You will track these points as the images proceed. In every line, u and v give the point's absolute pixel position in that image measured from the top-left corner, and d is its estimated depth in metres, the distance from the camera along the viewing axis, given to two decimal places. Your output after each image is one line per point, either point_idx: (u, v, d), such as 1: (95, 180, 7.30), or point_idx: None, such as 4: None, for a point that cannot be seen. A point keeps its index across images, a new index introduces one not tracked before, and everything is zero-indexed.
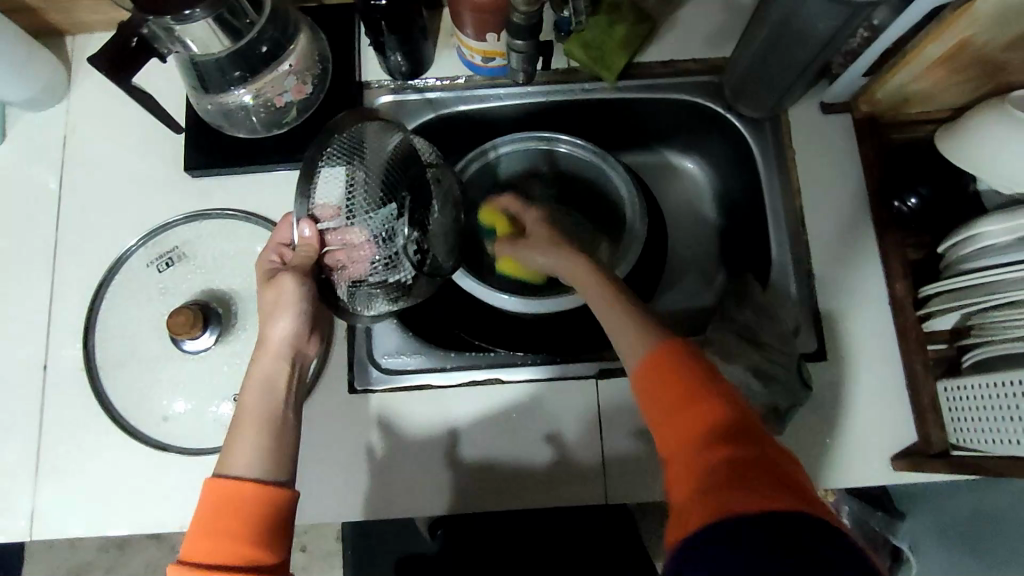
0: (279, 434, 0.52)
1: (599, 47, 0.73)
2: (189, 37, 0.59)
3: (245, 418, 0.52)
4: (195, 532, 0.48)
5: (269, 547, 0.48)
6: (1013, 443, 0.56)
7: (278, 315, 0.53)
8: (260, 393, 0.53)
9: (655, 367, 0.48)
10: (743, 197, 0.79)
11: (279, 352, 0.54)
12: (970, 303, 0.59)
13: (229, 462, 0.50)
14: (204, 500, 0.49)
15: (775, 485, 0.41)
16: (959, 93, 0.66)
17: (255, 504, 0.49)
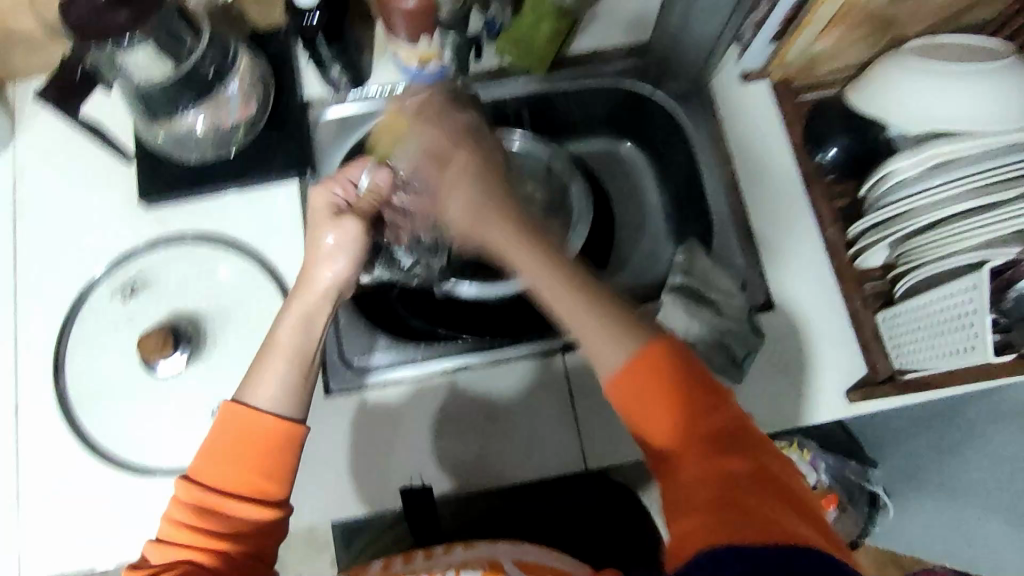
0: (302, 377, 0.55)
1: (525, 44, 0.77)
2: (132, 64, 0.63)
3: (274, 350, 0.56)
4: (208, 452, 0.53)
5: (278, 474, 0.53)
6: (947, 357, 0.61)
7: (333, 255, 0.58)
8: (299, 329, 0.56)
9: (644, 367, 0.50)
10: (681, 168, 0.83)
11: (320, 295, 0.57)
12: (894, 232, 0.64)
13: (252, 392, 0.54)
14: (220, 424, 0.53)
15: (784, 511, 0.45)
16: (858, 48, 0.72)
17: (265, 438, 0.53)
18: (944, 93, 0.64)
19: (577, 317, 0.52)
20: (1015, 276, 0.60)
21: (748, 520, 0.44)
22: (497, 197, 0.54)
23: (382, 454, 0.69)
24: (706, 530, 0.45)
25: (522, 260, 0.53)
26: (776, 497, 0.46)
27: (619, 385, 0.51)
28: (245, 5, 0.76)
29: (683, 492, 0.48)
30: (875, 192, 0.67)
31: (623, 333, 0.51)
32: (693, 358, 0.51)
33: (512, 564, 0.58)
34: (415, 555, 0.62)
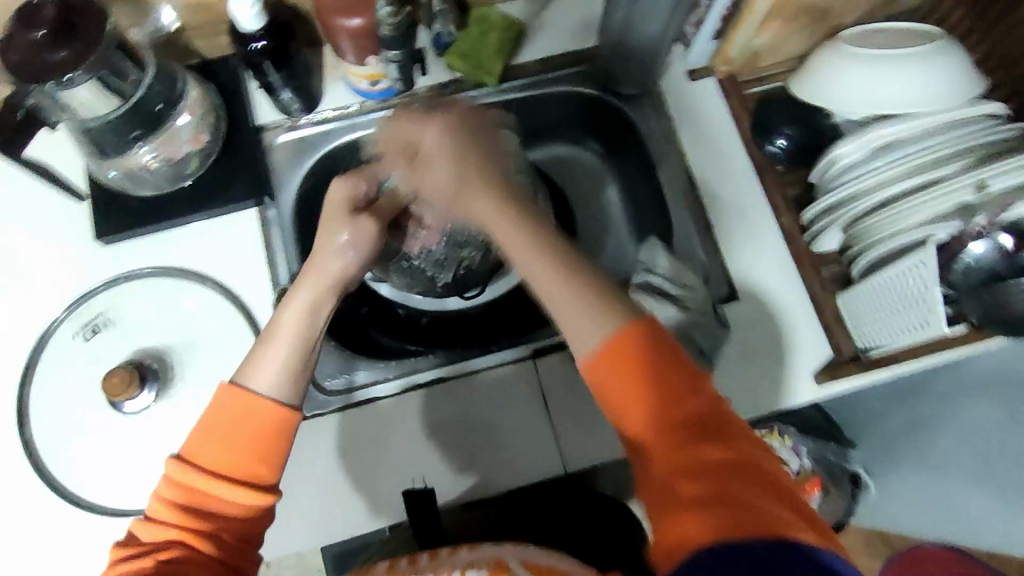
0: (299, 367, 0.55)
1: (473, 57, 0.77)
2: (76, 104, 0.62)
3: (277, 338, 0.55)
4: (207, 434, 0.52)
5: (272, 464, 0.52)
6: (905, 333, 0.62)
7: (341, 252, 0.57)
8: (303, 320, 0.56)
9: (620, 353, 0.49)
10: (638, 167, 0.84)
11: (326, 286, 0.57)
12: (843, 212, 0.66)
13: (252, 377, 0.54)
14: (219, 405, 0.52)
15: (764, 499, 0.45)
16: (798, 39, 0.74)
17: (260, 422, 0.52)
18: (881, 79, 0.65)
19: (542, 277, 0.53)
20: (959, 247, 0.60)
21: (733, 512, 0.44)
22: (466, 171, 0.57)
23: (361, 474, 0.69)
24: (690, 527, 0.45)
25: (504, 231, 0.55)
26: (757, 485, 0.46)
27: (605, 370, 0.50)
28: (190, 36, 0.75)
29: (661, 484, 0.47)
30: (824, 177, 0.69)
31: (606, 312, 0.51)
32: (671, 343, 0.50)
33: (518, 563, 0.58)
34: (419, 558, 0.61)
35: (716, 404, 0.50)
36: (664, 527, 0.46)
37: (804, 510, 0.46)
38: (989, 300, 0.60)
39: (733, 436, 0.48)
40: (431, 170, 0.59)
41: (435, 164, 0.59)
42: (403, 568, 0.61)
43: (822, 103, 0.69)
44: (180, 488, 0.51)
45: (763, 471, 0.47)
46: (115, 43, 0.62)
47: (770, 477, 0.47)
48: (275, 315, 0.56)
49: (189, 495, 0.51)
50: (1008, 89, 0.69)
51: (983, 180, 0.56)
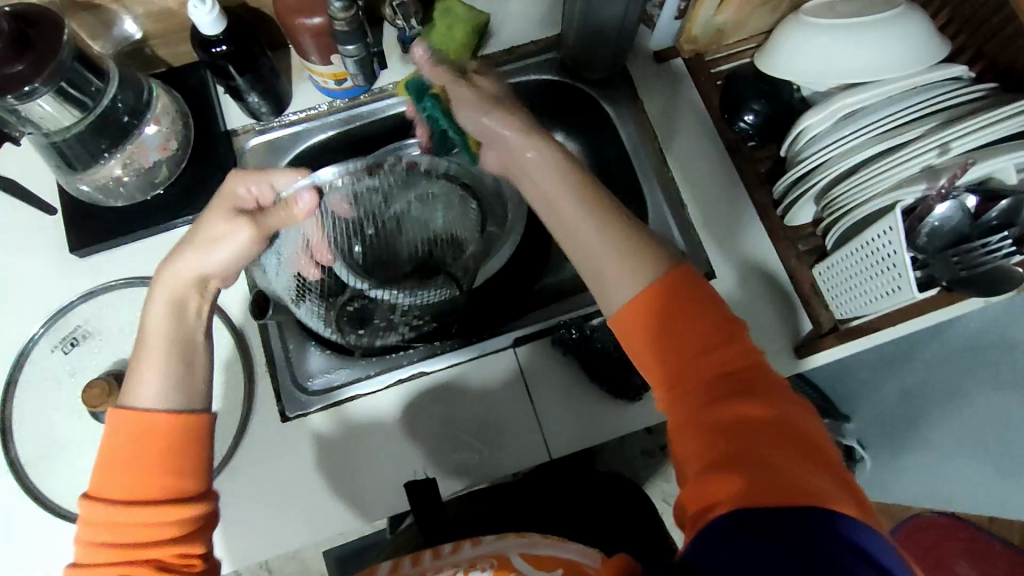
0: (189, 364, 0.54)
1: (440, 48, 0.76)
2: (37, 116, 0.63)
3: (149, 344, 0.54)
4: (108, 466, 0.50)
5: (187, 475, 0.51)
6: (874, 301, 0.63)
7: (223, 245, 0.55)
8: (170, 315, 0.54)
9: (657, 306, 0.51)
10: (610, 152, 0.84)
11: (185, 283, 0.55)
12: (813, 183, 0.65)
13: (138, 392, 0.52)
14: (114, 435, 0.51)
15: (791, 460, 0.44)
16: (762, 16, 0.74)
17: (170, 433, 0.51)
18: (844, 49, 0.65)
19: (573, 227, 0.55)
20: (925, 212, 0.60)
21: (756, 473, 0.44)
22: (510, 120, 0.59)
23: (348, 472, 0.70)
24: (714, 488, 0.44)
25: (545, 156, 0.57)
26: (788, 446, 0.45)
27: (632, 319, 0.51)
28: (153, 44, 0.75)
29: (690, 443, 0.48)
30: (794, 150, 0.69)
31: (643, 264, 0.52)
32: (707, 297, 0.51)
33: (521, 557, 0.58)
34: (422, 555, 0.62)
35: (754, 366, 0.50)
36: (688, 489, 0.46)
37: (835, 473, 0.45)
38: (955, 260, 0.60)
39: (769, 397, 0.48)
40: (464, 109, 0.61)
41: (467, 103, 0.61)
42: (407, 568, 0.61)
43: (788, 76, 0.68)
44: (101, 528, 0.49)
45: (802, 436, 0.46)
46: (73, 55, 0.62)
47: (803, 440, 0.46)
48: (144, 311, 0.55)
49: (119, 532, 0.49)
50: (969, 52, 0.68)
51: (947, 142, 0.56)
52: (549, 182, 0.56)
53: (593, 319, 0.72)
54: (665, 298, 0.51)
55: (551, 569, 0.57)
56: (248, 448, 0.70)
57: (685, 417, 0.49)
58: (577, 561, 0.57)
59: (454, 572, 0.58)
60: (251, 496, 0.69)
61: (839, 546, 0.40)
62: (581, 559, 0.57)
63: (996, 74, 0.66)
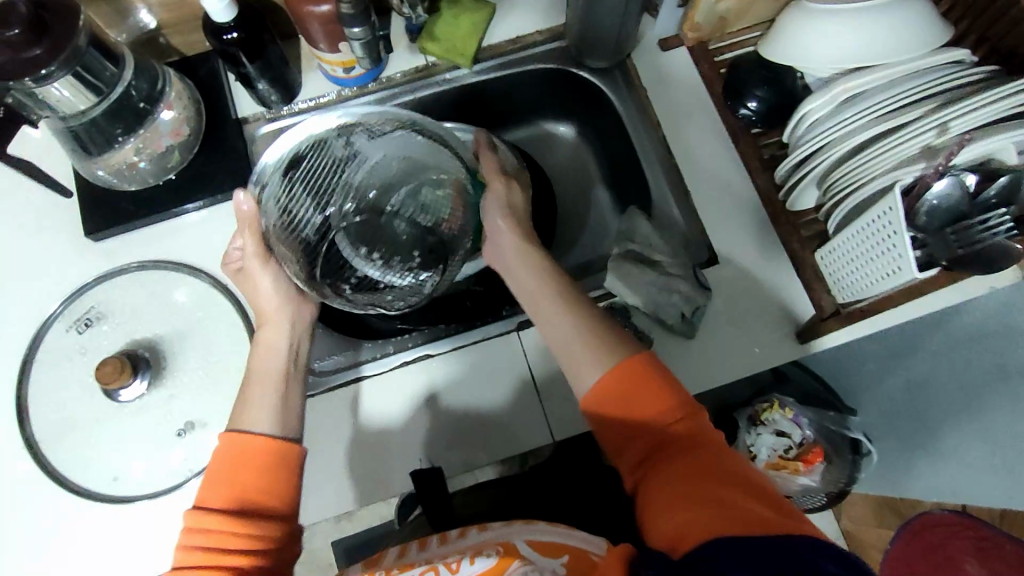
0: (284, 400, 0.62)
1: (446, 39, 0.79)
2: (53, 101, 0.64)
3: (256, 376, 0.63)
4: (216, 480, 0.56)
5: (282, 494, 0.57)
6: (875, 284, 0.63)
7: (260, 273, 0.66)
8: (268, 354, 0.65)
9: (615, 378, 0.57)
10: (614, 139, 0.85)
11: (271, 310, 0.66)
12: (814, 165, 0.66)
13: (244, 421, 0.60)
14: (223, 451, 0.57)
15: (761, 505, 0.48)
16: (764, 4, 0.74)
17: (265, 455, 0.58)
18: (846, 33, 0.65)
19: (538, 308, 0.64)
20: (923, 189, 0.60)
21: (727, 511, 0.47)
22: (511, 225, 0.68)
23: (354, 451, 0.71)
24: (689, 527, 0.47)
25: (527, 275, 0.66)
26: (754, 496, 0.49)
27: (602, 398, 0.57)
28: (168, 33, 0.77)
29: (662, 493, 0.51)
30: (795, 135, 0.70)
31: (599, 347, 0.59)
32: (662, 371, 0.57)
33: (525, 544, 0.59)
34: (430, 541, 0.63)
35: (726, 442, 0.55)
36: (667, 535, 0.48)
37: (801, 518, 0.48)
38: (954, 238, 0.60)
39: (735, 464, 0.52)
40: (489, 207, 0.70)
41: (493, 207, 0.69)
42: (415, 552, 0.62)
43: (784, 61, 0.69)
44: (202, 534, 0.54)
45: (768, 492, 0.50)
46: (88, 40, 0.63)
47: (771, 496, 0.49)
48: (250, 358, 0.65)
49: (217, 539, 0.54)
50: (973, 35, 0.68)
51: (946, 122, 0.56)
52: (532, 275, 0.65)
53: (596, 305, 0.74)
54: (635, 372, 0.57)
55: (555, 555, 0.57)
56: None
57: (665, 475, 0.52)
58: (582, 549, 0.57)
59: (458, 556, 0.59)
60: None
61: (807, 550, 0.40)
62: (588, 548, 0.57)
63: (1000, 58, 0.66)
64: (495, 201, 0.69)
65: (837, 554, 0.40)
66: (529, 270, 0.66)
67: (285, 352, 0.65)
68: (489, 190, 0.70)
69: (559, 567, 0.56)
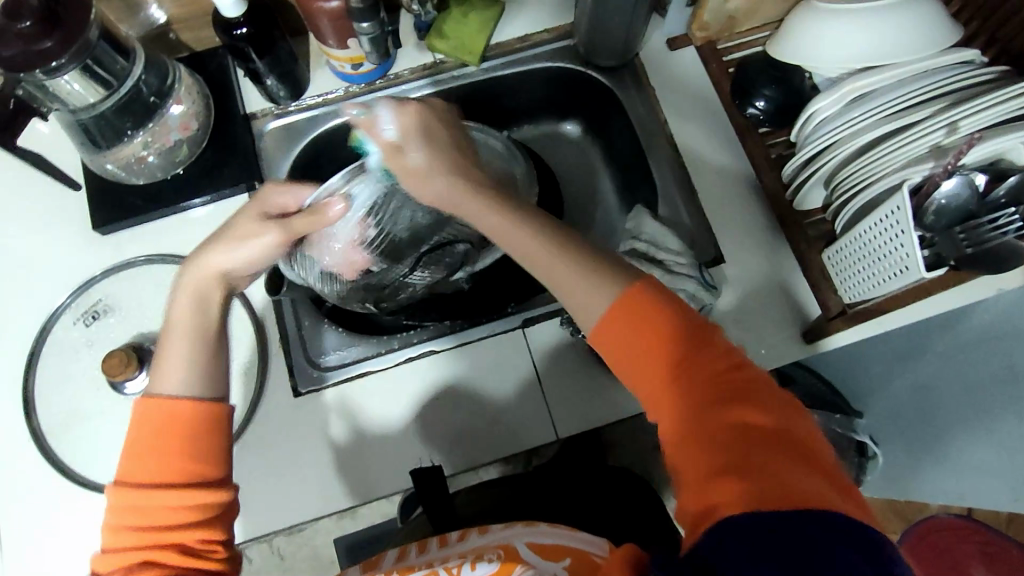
0: (208, 355, 0.57)
1: (455, 37, 0.79)
2: (66, 94, 0.65)
3: (173, 334, 0.57)
4: (134, 452, 0.53)
5: (210, 460, 0.54)
6: (882, 284, 0.62)
7: (233, 243, 0.58)
8: (193, 306, 0.57)
9: (625, 315, 0.51)
10: (622, 139, 0.85)
11: (211, 277, 0.58)
12: (820, 164, 0.66)
13: (161, 383, 0.55)
14: (141, 420, 0.53)
15: (799, 468, 0.44)
16: (773, 4, 0.74)
17: (187, 420, 0.54)
18: (853, 33, 0.65)
19: (554, 275, 0.55)
20: (931, 189, 0.59)
21: (765, 480, 0.44)
22: (453, 184, 0.61)
23: (358, 447, 0.71)
24: (720, 494, 0.44)
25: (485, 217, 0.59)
26: (791, 453, 0.45)
27: (608, 333, 0.52)
28: (177, 29, 0.77)
29: (691, 452, 0.47)
30: (802, 134, 0.70)
31: (600, 274, 0.54)
32: (685, 310, 0.52)
33: (526, 547, 0.59)
34: (430, 543, 0.63)
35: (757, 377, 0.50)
36: (696, 504, 0.45)
37: (839, 479, 0.45)
38: (963, 237, 0.59)
39: (770, 409, 0.48)
40: (421, 176, 0.62)
41: (423, 166, 0.62)
42: (414, 555, 0.63)
43: (793, 61, 0.69)
44: (132, 509, 0.52)
45: (806, 445, 0.46)
46: (99, 33, 0.64)
47: (802, 447, 0.46)
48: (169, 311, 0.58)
49: (148, 514, 0.51)
50: (985, 36, 0.68)
51: (955, 121, 0.56)
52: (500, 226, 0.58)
53: None
54: (648, 306, 0.51)
55: (557, 558, 0.57)
56: (261, 422, 0.71)
57: (693, 429, 0.48)
58: (584, 550, 0.57)
59: (459, 560, 0.59)
60: (262, 470, 0.70)
61: (842, 545, 0.39)
62: (589, 548, 0.57)
63: (1011, 59, 0.65)
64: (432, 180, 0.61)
65: (869, 551, 0.39)
66: (490, 215, 0.58)
67: (211, 306, 0.58)
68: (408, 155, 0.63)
69: (561, 570, 0.56)
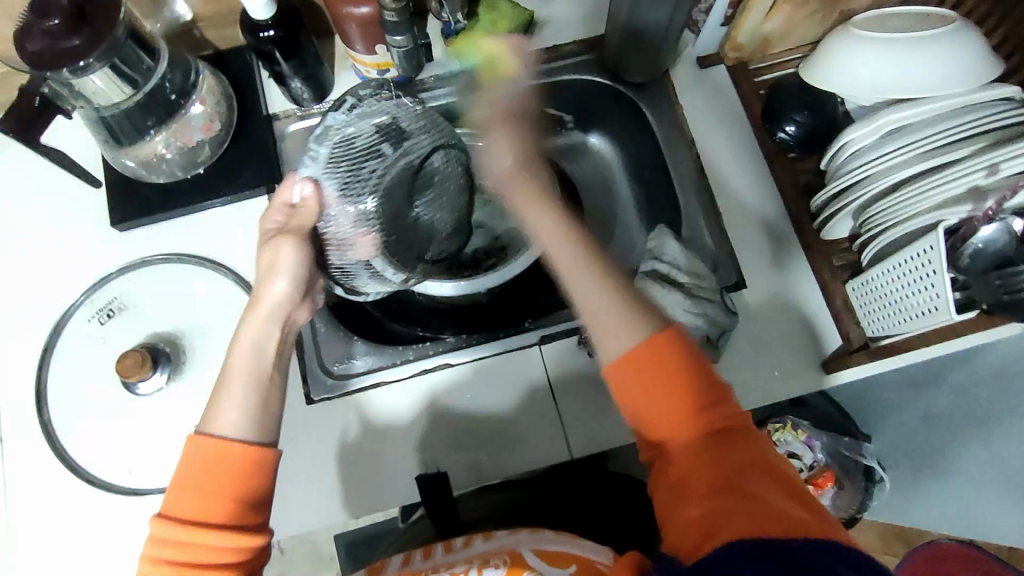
0: (263, 402, 0.56)
1: (483, 45, 0.77)
2: (90, 92, 0.64)
3: (233, 375, 0.56)
4: (181, 486, 0.53)
5: (253, 502, 0.54)
6: (911, 320, 0.62)
7: (276, 275, 0.56)
8: (249, 355, 0.57)
9: (650, 349, 0.53)
10: (646, 155, 0.85)
11: (268, 316, 0.57)
12: (853, 198, 0.64)
13: (213, 423, 0.55)
14: (190, 457, 0.53)
15: (793, 502, 0.46)
16: (807, 26, 0.73)
17: (236, 463, 0.54)
18: (893, 65, 0.64)
19: (602, 326, 0.55)
20: (969, 233, 0.60)
21: (764, 509, 0.45)
22: (523, 174, 0.64)
23: (367, 460, 0.70)
24: (719, 520, 0.46)
25: (544, 226, 0.62)
26: (782, 489, 0.48)
27: (625, 368, 0.53)
28: (203, 27, 0.77)
29: (691, 485, 0.49)
30: (834, 162, 0.68)
31: (639, 320, 0.54)
32: (691, 349, 0.54)
33: (533, 554, 0.57)
34: (435, 550, 0.62)
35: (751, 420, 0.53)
36: (698, 532, 0.46)
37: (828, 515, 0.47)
38: (998, 283, 0.60)
39: (762, 453, 0.51)
40: (498, 157, 0.65)
41: (502, 138, 0.66)
42: (419, 561, 0.62)
43: (826, 88, 0.68)
44: (167, 545, 0.52)
45: (792, 482, 0.49)
46: (127, 32, 0.63)
47: (799, 489, 0.49)
48: (226, 358, 0.57)
49: (183, 551, 0.51)
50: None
51: (996, 164, 0.54)
52: (568, 236, 0.60)
53: None
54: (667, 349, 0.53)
55: (563, 565, 0.55)
56: None
57: (692, 462, 0.50)
58: (589, 558, 0.56)
59: (466, 566, 0.58)
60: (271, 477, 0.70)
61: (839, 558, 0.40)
62: (592, 554, 0.56)
63: None
64: (510, 144, 0.65)
65: (858, 559, 0.40)
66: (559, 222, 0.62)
67: (269, 354, 0.57)
68: (500, 130, 0.66)
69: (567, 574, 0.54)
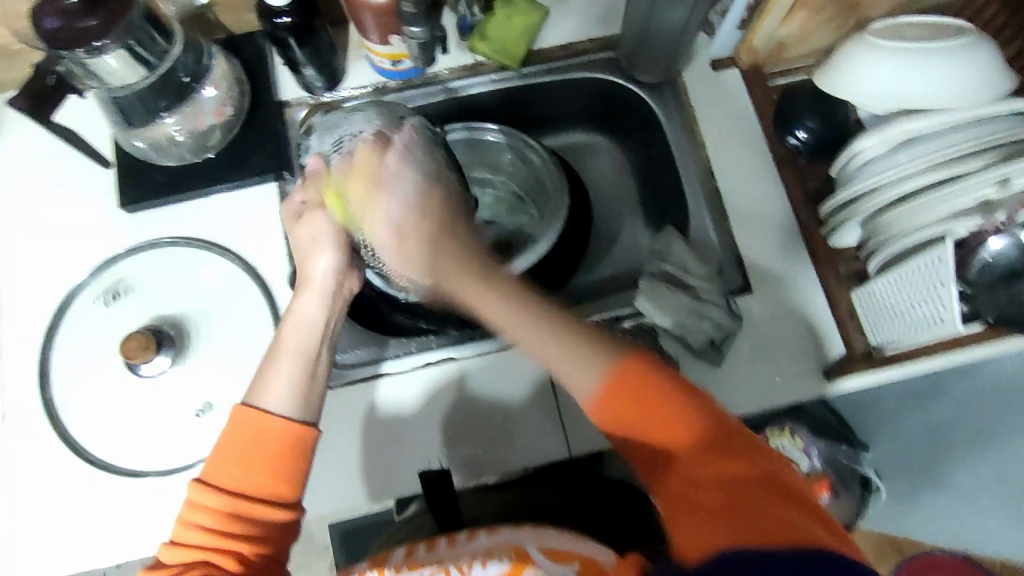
0: (309, 380, 0.58)
1: (498, 40, 0.78)
2: (104, 72, 0.64)
3: (283, 353, 0.58)
4: (222, 457, 0.54)
5: (290, 480, 0.54)
6: (918, 329, 0.62)
7: (318, 247, 0.60)
8: (299, 333, 0.59)
9: (623, 376, 0.52)
10: (656, 155, 0.85)
11: (317, 288, 0.60)
12: (864, 207, 0.64)
13: (262, 397, 0.56)
14: (232, 427, 0.55)
15: (795, 511, 0.46)
16: (823, 32, 0.73)
17: (279, 439, 0.55)
18: (909, 74, 0.64)
19: (565, 369, 0.54)
20: (978, 245, 0.60)
21: (764, 524, 0.44)
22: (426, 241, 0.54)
23: (366, 450, 0.70)
24: (717, 534, 0.45)
25: (506, 317, 0.55)
26: (781, 495, 0.47)
27: (602, 396, 0.53)
28: (218, 10, 0.77)
29: (685, 496, 0.48)
30: (844, 170, 0.68)
31: (594, 354, 0.53)
32: (665, 367, 0.53)
33: (539, 550, 0.56)
34: (438, 543, 0.61)
35: (745, 431, 0.52)
36: (691, 544, 0.45)
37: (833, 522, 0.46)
38: (1004, 298, 0.60)
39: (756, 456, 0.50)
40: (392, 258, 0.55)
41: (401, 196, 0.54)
42: (423, 553, 0.60)
43: (841, 95, 0.67)
44: (203, 512, 0.52)
45: (791, 488, 0.48)
46: (144, 15, 0.64)
47: (800, 495, 0.47)
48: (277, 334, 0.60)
49: (217, 520, 0.52)
50: None
51: (1007, 177, 0.54)
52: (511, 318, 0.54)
53: (625, 321, 0.73)
54: (639, 375, 0.52)
55: (568, 562, 0.55)
56: None
57: (685, 473, 0.50)
58: (594, 558, 0.55)
59: (470, 559, 0.56)
60: None
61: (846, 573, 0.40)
62: (598, 555, 0.55)
63: None
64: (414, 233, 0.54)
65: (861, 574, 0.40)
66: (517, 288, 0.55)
67: (317, 334, 0.59)
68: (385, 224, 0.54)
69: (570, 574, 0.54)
